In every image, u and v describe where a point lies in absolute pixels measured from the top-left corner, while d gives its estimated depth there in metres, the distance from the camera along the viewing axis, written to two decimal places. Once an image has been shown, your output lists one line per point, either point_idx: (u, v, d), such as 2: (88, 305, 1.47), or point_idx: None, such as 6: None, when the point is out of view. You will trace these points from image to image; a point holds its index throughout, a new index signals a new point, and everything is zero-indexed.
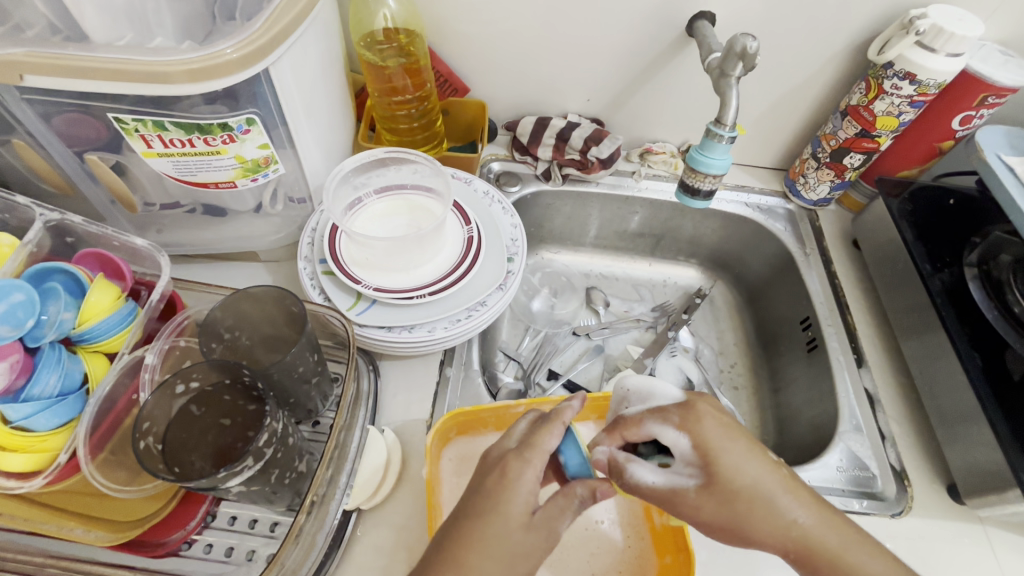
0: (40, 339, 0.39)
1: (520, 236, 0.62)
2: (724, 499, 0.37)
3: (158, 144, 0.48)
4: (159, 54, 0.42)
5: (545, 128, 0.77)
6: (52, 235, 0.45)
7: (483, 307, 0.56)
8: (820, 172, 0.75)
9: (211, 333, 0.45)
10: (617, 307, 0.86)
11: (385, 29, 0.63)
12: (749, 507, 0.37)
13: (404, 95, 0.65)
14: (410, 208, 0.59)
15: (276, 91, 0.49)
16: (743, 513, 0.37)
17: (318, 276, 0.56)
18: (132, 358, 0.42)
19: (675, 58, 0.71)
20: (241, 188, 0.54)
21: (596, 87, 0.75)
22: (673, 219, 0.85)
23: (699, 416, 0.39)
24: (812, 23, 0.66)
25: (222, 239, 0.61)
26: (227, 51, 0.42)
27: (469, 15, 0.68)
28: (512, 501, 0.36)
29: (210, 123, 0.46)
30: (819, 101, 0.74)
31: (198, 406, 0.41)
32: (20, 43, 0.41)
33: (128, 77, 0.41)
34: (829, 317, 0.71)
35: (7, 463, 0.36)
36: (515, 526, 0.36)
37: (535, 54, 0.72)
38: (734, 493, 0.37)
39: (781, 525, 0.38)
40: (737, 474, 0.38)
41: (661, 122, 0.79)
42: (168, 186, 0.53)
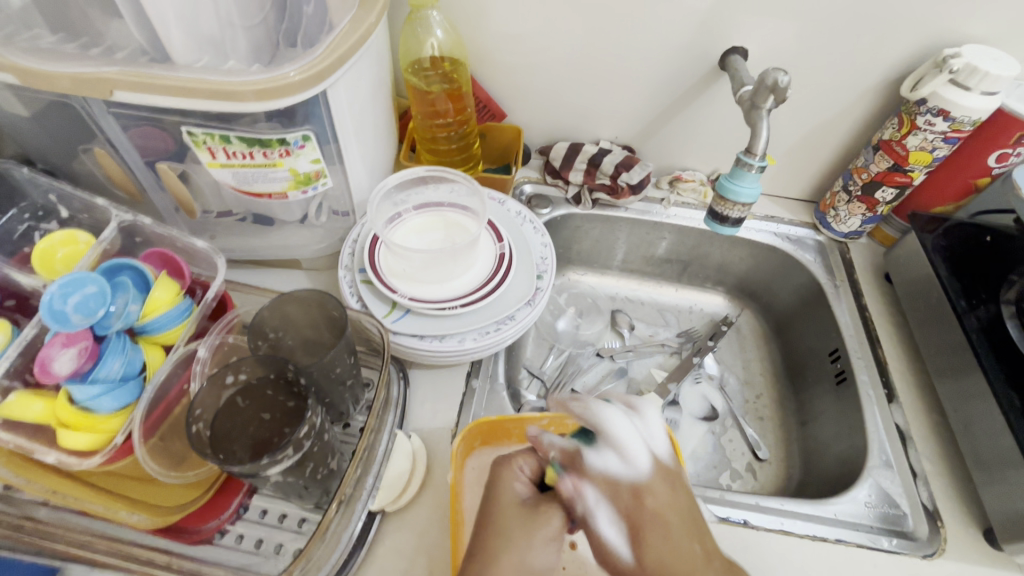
0: (108, 328, 0.42)
1: (550, 255, 0.64)
2: (640, 518, 0.44)
3: (222, 155, 0.52)
4: (232, 75, 0.46)
5: (577, 153, 0.80)
6: (123, 235, 0.49)
7: (511, 322, 0.57)
8: (851, 205, 0.75)
9: (258, 331, 0.48)
10: (642, 331, 0.86)
11: (432, 57, 0.67)
12: (652, 519, 0.44)
13: (445, 119, 0.69)
14: (446, 224, 0.62)
15: (331, 111, 0.52)
16: (654, 515, 0.44)
17: (357, 284, 0.59)
18: (187, 350, 0.45)
19: (707, 90, 0.73)
20: (291, 199, 0.58)
21: (629, 116, 0.78)
22: (701, 246, 0.85)
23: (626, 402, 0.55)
24: (845, 60, 0.67)
25: (269, 246, 0.65)
26: (291, 74, 0.47)
27: (510, 45, 0.71)
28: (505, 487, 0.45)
29: (271, 137, 0.50)
30: (851, 135, 0.75)
31: (243, 398, 0.43)
32: (113, 63, 0.46)
33: (204, 94, 0.46)
34: (858, 349, 0.70)
35: (70, 441, 0.39)
36: (508, 502, 0.43)
37: (571, 82, 0.75)
38: (659, 517, 0.44)
39: (693, 532, 0.45)
40: (681, 510, 0.45)
41: (692, 150, 0.81)
42: (225, 195, 0.58)
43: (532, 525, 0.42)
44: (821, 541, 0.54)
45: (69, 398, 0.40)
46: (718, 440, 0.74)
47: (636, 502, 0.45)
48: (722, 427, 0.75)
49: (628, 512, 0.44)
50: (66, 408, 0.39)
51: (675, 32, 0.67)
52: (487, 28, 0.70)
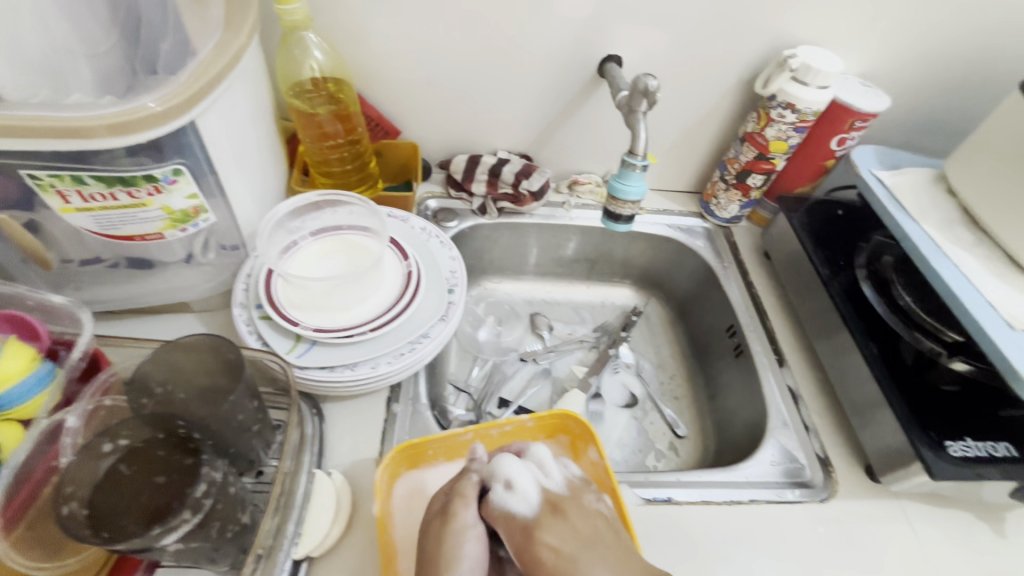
0: None
1: (459, 268, 0.64)
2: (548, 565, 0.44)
3: (76, 199, 0.46)
4: (77, 109, 0.42)
5: (477, 165, 0.80)
6: None
7: (426, 339, 0.56)
8: (729, 193, 0.83)
9: (141, 388, 0.43)
10: (561, 330, 0.90)
11: (313, 79, 0.64)
12: (584, 544, 0.45)
13: (335, 140, 0.68)
14: (347, 247, 0.60)
15: (203, 142, 0.49)
16: (580, 541, 0.45)
17: (254, 321, 0.55)
18: (53, 421, 0.39)
19: (590, 95, 0.77)
20: (169, 239, 0.53)
21: (524, 124, 0.80)
22: (605, 243, 0.90)
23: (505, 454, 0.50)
24: (707, 63, 0.74)
25: (152, 292, 0.59)
26: (150, 104, 0.43)
27: (398, 59, 0.71)
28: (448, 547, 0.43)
29: (134, 175, 0.46)
30: (721, 129, 0.82)
31: (127, 464, 0.39)
32: None
33: (46, 134, 0.41)
34: (750, 323, 0.77)
35: None
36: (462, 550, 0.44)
37: (463, 97, 0.76)
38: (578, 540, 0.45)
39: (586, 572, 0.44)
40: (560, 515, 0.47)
41: (584, 155, 0.85)
42: (89, 242, 0.52)
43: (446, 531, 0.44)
44: (735, 504, 0.59)
45: None
46: (641, 425, 0.79)
47: (539, 545, 0.45)
48: (643, 411, 0.80)
49: (550, 513, 0.47)
50: None
51: (554, 42, 0.70)
52: (369, 45, 0.69)
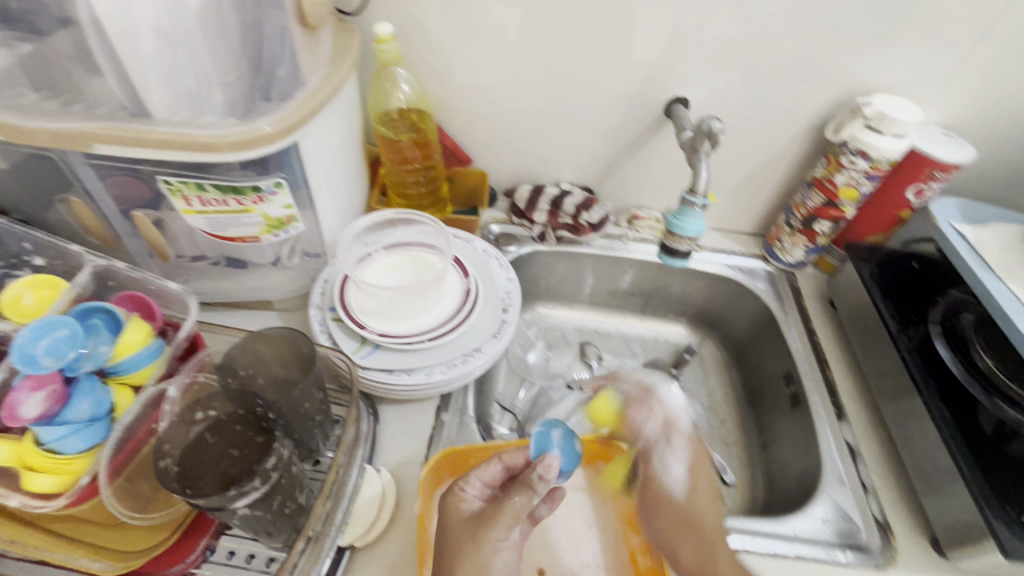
0: (78, 370, 0.43)
1: (515, 288, 0.67)
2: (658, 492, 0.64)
3: (196, 203, 0.54)
4: (206, 128, 0.50)
5: (540, 195, 0.85)
6: (96, 280, 0.50)
7: (477, 353, 0.60)
8: (794, 237, 0.82)
9: (227, 369, 0.49)
10: (610, 362, 0.91)
11: (399, 109, 0.71)
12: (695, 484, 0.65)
13: (413, 164, 0.74)
14: (415, 262, 0.65)
15: (301, 159, 0.56)
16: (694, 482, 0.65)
17: (327, 322, 0.60)
18: (157, 390, 0.46)
19: (655, 134, 0.79)
20: (263, 242, 0.60)
21: (589, 159, 0.84)
22: (661, 279, 0.90)
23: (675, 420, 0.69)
24: (776, 107, 0.75)
25: (244, 289, 0.67)
26: (264, 126, 0.50)
27: (475, 93, 0.77)
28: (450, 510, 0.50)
29: (244, 184, 0.53)
30: (789, 173, 0.82)
31: (212, 434, 0.44)
32: (93, 118, 0.49)
33: (179, 147, 0.49)
34: (810, 372, 0.74)
35: (36, 483, 0.39)
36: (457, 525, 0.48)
37: (532, 130, 0.81)
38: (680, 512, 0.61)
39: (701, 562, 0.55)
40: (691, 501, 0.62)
41: (646, 190, 0.87)
42: (199, 240, 0.60)
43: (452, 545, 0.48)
44: (780, 558, 0.56)
45: (37, 440, 0.40)
46: None
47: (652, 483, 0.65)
48: None
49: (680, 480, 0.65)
50: (33, 451, 0.40)
51: (623, 82, 0.74)
52: (451, 81, 0.75)
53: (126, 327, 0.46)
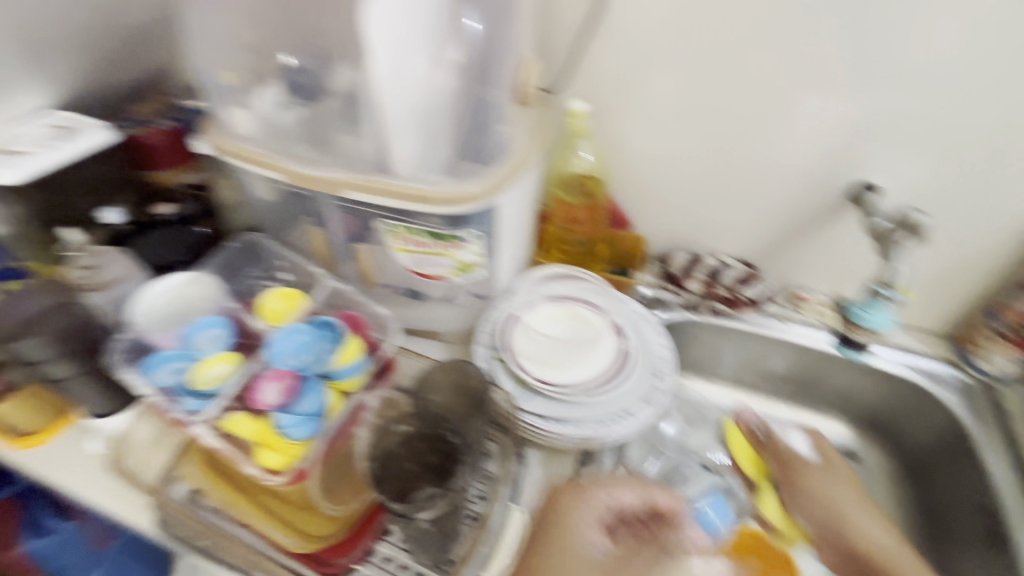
0: (307, 371, 0.53)
1: (669, 356, 0.67)
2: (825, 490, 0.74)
3: (407, 242, 0.64)
4: (428, 183, 0.58)
5: (697, 265, 0.84)
6: (329, 298, 0.62)
7: (629, 416, 0.60)
8: (998, 344, 0.73)
9: (419, 389, 0.56)
10: (753, 448, 0.85)
11: (576, 174, 0.77)
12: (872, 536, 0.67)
13: (579, 223, 0.81)
14: (573, 317, 0.69)
15: (495, 215, 0.63)
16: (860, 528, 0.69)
17: (491, 361, 0.65)
18: (357, 401, 0.53)
19: (834, 217, 0.76)
20: (448, 280, 0.68)
21: (754, 234, 0.82)
22: (822, 368, 0.84)
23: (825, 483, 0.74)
24: (987, 202, 0.68)
25: (420, 318, 0.76)
26: (473, 187, 0.58)
27: (647, 165, 0.80)
28: (577, 537, 0.50)
29: (446, 233, 0.61)
30: (995, 273, 0.73)
31: (402, 449, 0.50)
32: (347, 169, 0.60)
33: (405, 198, 0.58)
34: (1017, 511, 0.64)
35: (269, 459, 0.49)
36: (589, 559, 0.49)
37: (699, 202, 0.82)
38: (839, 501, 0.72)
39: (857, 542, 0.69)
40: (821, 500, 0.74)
41: (813, 271, 0.83)
42: (398, 273, 0.69)
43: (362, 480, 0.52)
44: None
45: (274, 423, 0.50)
46: None
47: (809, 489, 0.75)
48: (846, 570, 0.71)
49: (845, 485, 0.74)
50: (270, 431, 0.49)
51: (804, 165, 0.73)
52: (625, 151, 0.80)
53: (343, 340, 0.55)
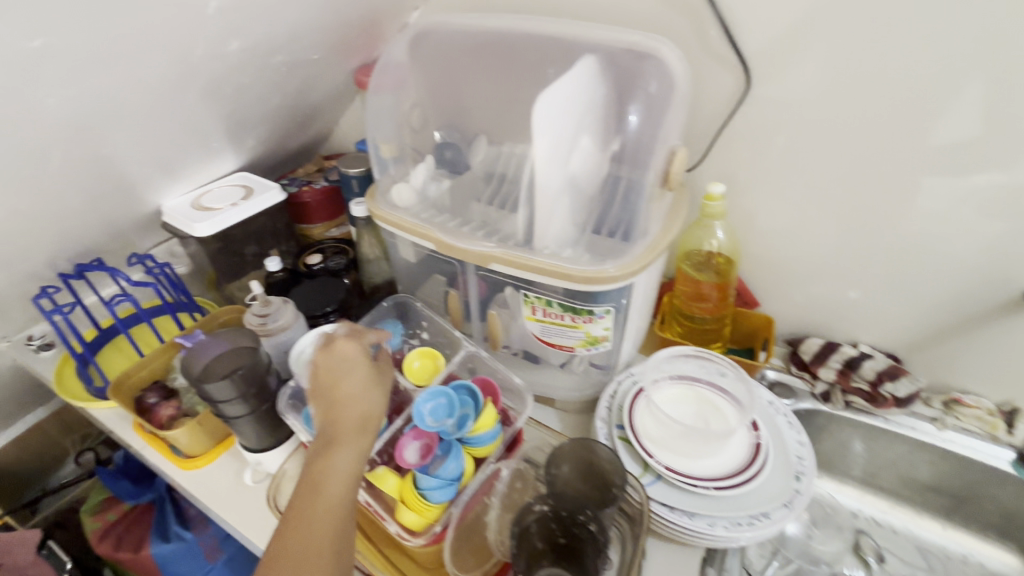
0: (447, 435, 0.55)
1: (808, 455, 0.62)
2: None
3: (539, 312, 0.66)
4: (568, 261, 0.61)
5: (833, 352, 0.79)
6: (464, 361, 0.65)
7: (766, 519, 0.56)
8: None
9: (551, 462, 0.55)
10: (894, 567, 0.75)
11: (706, 252, 0.77)
12: None
13: (706, 300, 0.78)
14: (700, 400, 0.67)
15: (630, 294, 0.64)
16: None
17: (613, 438, 0.64)
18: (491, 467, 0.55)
19: (1008, 316, 0.68)
20: (575, 351, 0.69)
21: (902, 325, 0.76)
22: (987, 485, 0.73)
23: None
24: None
25: (539, 383, 0.77)
26: (610, 268, 0.59)
27: (780, 246, 0.77)
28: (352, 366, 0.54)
29: (582, 308, 0.63)
30: None
31: (537, 535, 0.50)
32: (493, 242, 0.64)
33: (544, 272, 0.60)
34: None
35: (408, 517, 0.51)
36: (347, 375, 0.53)
37: (841, 288, 0.77)
38: None
39: None
40: None
41: (975, 373, 0.73)
42: (525, 339, 0.72)
43: (378, 378, 0.54)
44: None
45: (416, 483, 0.52)
46: None
47: None
48: None
49: None
50: (413, 491, 0.51)
51: (971, 259, 0.67)
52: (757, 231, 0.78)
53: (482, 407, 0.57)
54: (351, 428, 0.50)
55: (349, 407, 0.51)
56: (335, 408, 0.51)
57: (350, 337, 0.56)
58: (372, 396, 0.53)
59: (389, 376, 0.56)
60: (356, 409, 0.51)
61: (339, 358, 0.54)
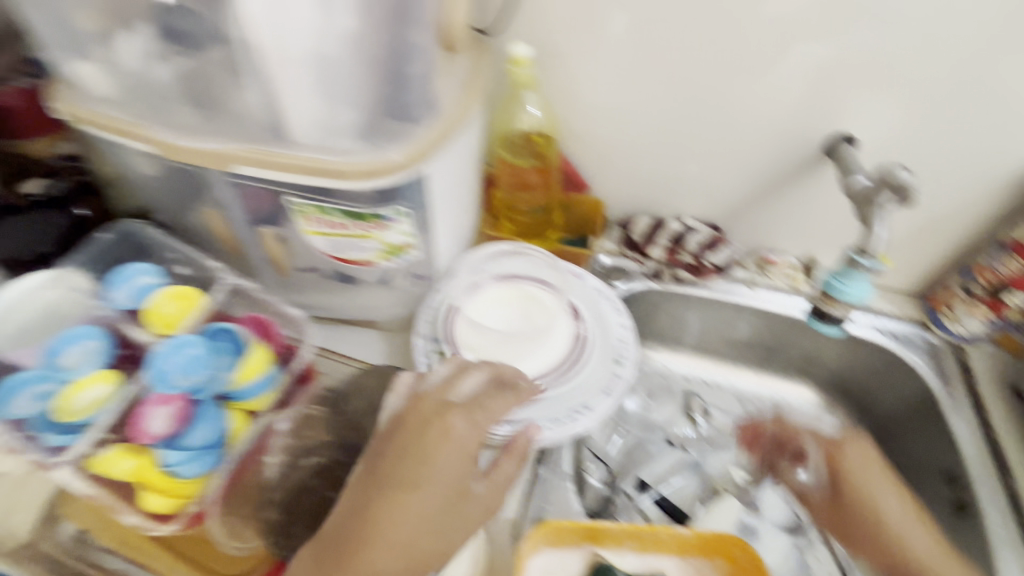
0: (202, 393, 0.43)
1: (629, 337, 0.61)
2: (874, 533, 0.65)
3: (320, 223, 0.53)
4: (336, 153, 0.48)
5: (660, 229, 0.77)
6: (230, 297, 0.51)
7: (586, 411, 0.55)
8: (971, 306, 0.68)
9: (338, 402, 0.49)
10: (718, 419, 0.82)
11: (522, 132, 0.68)
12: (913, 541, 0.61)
13: (531, 190, 0.71)
14: (524, 298, 0.61)
15: (425, 188, 0.53)
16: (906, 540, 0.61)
17: (431, 355, 0.58)
18: (264, 425, 0.45)
19: (807, 172, 0.69)
20: (376, 266, 0.58)
21: (720, 192, 0.75)
22: (791, 334, 0.79)
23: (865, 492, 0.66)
24: (970, 154, 0.62)
25: (353, 305, 0.66)
26: (395, 155, 0.48)
27: (602, 118, 0.70)
28: (454, 435, 0.44)
29: (365, 211, 0.51)
30: (974, 229, 0.68)
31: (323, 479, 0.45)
32: (235, 137, 0.49)
33: (308, 172, 0.48)
34: (984, 478, 0.61)
35: (152, 502, 0.41)
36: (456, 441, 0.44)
37: (664, 161, 0.74)
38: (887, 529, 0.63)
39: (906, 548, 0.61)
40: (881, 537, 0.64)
41: (783, 231, 0.76)
42: (318, 258, 0.59)
43: (455, 511, 0.44)
44: None
45: (157, 460, 0.41)
46: (804, 558, 0.69)
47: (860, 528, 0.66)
48: (808, 541, 0.70)
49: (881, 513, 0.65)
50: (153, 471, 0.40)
51: (775, 114, 0.65)
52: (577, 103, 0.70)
53: (248, 352, 0.45)
54: (385, 561, 0.41)
55: (420, 479, 0.42)
56: (373, 532, 0.41)
57: (472, 426, 0.45)
58: (451, 477, 0.43)
59: (514, 457, 0.48)
60: (406, 543, 0.41)
61: (428, 458, 0.43)
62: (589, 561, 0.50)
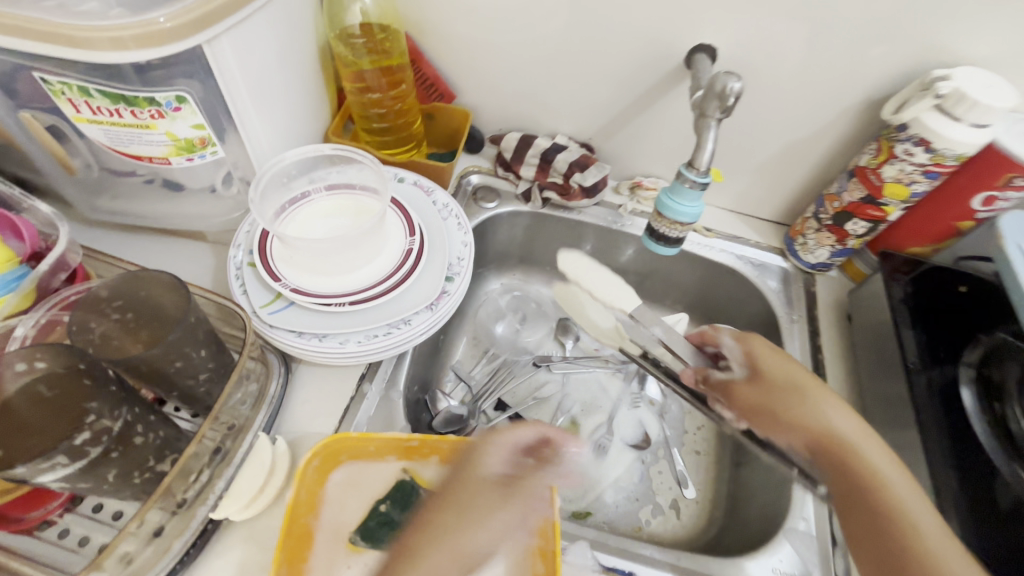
0: None
1: (468, 255, 0.58)
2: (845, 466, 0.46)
3: (86, 110, 0.45)
4: (85, 18, 0.40)
5: (530, 146, 0.73)
6: None
7: (405, 326, 0.52)
8: (820, 234, 0.68)
9: (95, 306, 0.42)
10: (587, 343, 0.82)
11: (362, 25, 0.60)
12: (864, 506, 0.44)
13: (377, 94, 0.63)
14: (356, 210, 0.56)
15: (214, 71, 0.46)
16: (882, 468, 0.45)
17: (243, 268, 0.53)
18: (4, 327, 0.40)
19: (673, 88, 0.66)
20: (176, 166, 0.51)
21: (590, 108, 0.71)
22: (659, 260, 0.79)
23: (753, 342, 0.55)
24: (826, 74, 0.60)
25: (173, 215, 0.60)
26: (160, 20, 0.41)
27: (464, 11, 0.64)
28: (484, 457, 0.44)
29: (136, 95, 0.44)
30: (830, 157, 0.67)
31: (47, 387, 0.38)
32: None
33: (51, 40, 0.40)
34: None
35: None
36: (491, 462, 0.44)
37: (530, 71, 0.69)
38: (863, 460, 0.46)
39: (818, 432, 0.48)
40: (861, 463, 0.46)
41: (655, 154, 0.74)
42: (110, 156, 0.52)
43: (497, 508, 0.42)
44: None
45: None
46: (647, 470, 0.72)
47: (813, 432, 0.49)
48: (652, 456, 0.73)
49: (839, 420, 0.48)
50: None
51: (638, 20, 0.60)
52: None
53: None
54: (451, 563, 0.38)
55: (462, 489, 0.42)
56: (432, 537, 0.39)
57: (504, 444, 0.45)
58: (488, 509, 0.41)
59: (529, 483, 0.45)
60: (468, 539, 0.39)
61: (474, 466, 0.43)
62: (396, 477, 0.49)
